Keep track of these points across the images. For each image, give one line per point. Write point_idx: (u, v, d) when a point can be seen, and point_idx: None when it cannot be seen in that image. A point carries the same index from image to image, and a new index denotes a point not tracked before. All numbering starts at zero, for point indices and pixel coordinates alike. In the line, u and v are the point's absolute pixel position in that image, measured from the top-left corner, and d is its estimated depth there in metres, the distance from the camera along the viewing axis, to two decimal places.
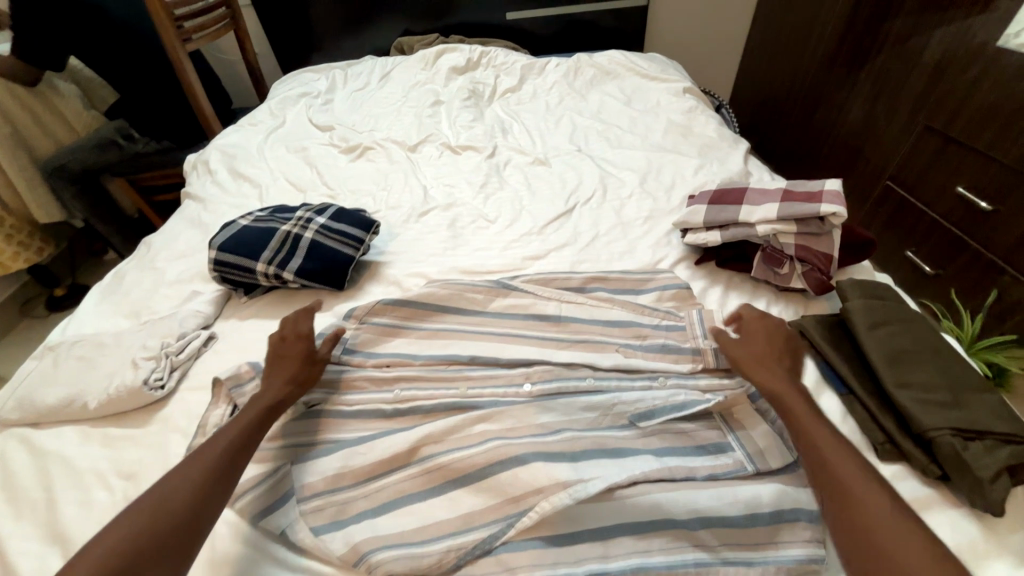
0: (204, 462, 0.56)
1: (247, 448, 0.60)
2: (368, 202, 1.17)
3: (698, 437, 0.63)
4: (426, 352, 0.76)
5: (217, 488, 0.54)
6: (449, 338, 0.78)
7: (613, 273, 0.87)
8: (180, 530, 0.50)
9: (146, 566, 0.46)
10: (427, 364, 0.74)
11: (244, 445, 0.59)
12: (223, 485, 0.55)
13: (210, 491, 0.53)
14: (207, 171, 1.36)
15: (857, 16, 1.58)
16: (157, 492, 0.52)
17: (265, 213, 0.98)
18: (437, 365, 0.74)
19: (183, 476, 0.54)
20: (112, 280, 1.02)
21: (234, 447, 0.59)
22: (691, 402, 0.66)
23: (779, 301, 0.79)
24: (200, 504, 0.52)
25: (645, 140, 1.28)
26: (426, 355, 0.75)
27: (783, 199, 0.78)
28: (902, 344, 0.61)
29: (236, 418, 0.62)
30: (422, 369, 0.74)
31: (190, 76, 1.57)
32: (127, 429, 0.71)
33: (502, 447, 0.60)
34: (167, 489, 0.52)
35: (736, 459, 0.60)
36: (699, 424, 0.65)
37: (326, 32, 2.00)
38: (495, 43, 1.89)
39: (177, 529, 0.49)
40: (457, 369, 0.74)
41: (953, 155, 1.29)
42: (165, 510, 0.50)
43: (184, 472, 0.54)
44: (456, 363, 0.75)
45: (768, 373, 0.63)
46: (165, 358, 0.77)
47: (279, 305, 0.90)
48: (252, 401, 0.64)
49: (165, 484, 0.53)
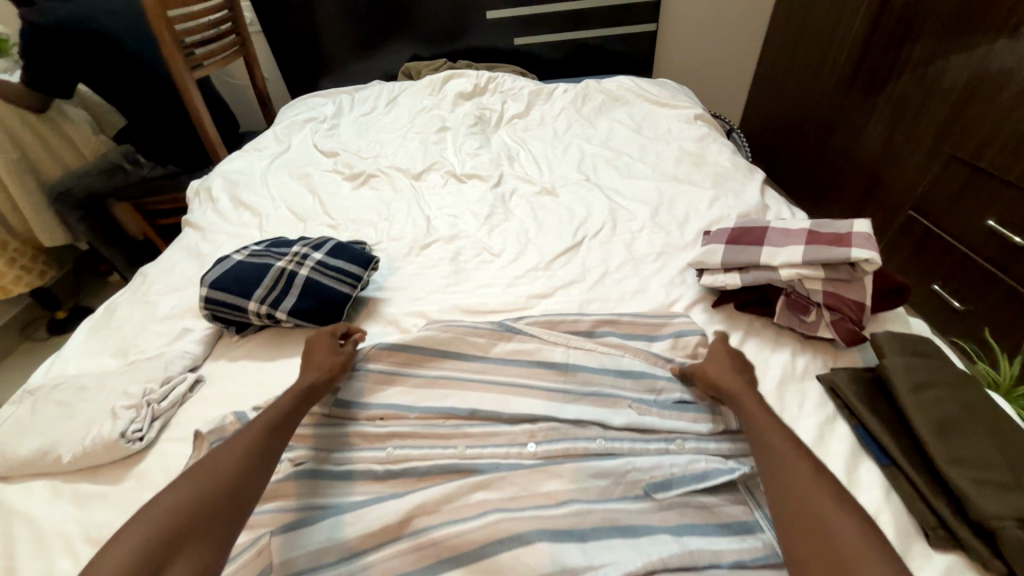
0: (239, 453, 0.57)
1: (279, 439, 0.62)
2: (369, 233, 1.14)
3: (723, 514, 0.58)
4: (422, 405, 0.71)
5: (254, 478, 0.56)
6: (447, 388, 0.73)
7: (623, 316, 0.82)
8: (217, 517, 0.51)
9: (199, 527, 0.49)
10: (422, 419, 0.70)
11: (274, 437, 0.61)
12: (258, 475, 0.56)
13: (248, 481, 0.55)
14: (209, 198, 1.34)
15: (874, 41, 1.54)
16: (194, 478, 0.53)
17: (261, 247, 0.94)
18: (435, 418, 0.70)
19: (222, 460, 0.56)
20: (102, 314, 0.98)
21: (265, 439, 0.60)
22: (713, 471, 0.61)
23: (804, 351, 0.73)
24: (237, 492, 0.54)
25: (656, 169, 1.24)
26: (422, 408, 0.71)
27: (807, 241, 0.73)
28: (950, 409, 0.55)
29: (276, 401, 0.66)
30: (417, 424, 0.69)
31: (198, 104, 1.58)
32: (102, 486, 0.66)
33: (501, 522, 0.55)
34: (204, 476, 0.54)
35: (766, 543, 0.55)
36: (722, 497, 0.60)
37: (334, 58, 2.01)
38: (503, 68, 1.88)
39: (216, 516, 0.51)
40: (454, 423, 0.69)
41: (982, 185, 1.23)
42: (204, 496, 0.52)
43: (230, 446, 0.58)
44: (453, 418, 0.70)
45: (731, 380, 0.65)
46: (146, 407, 0.72)
47: (272, 345, 0.86)
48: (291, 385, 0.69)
49: (201, 470, 0.54)
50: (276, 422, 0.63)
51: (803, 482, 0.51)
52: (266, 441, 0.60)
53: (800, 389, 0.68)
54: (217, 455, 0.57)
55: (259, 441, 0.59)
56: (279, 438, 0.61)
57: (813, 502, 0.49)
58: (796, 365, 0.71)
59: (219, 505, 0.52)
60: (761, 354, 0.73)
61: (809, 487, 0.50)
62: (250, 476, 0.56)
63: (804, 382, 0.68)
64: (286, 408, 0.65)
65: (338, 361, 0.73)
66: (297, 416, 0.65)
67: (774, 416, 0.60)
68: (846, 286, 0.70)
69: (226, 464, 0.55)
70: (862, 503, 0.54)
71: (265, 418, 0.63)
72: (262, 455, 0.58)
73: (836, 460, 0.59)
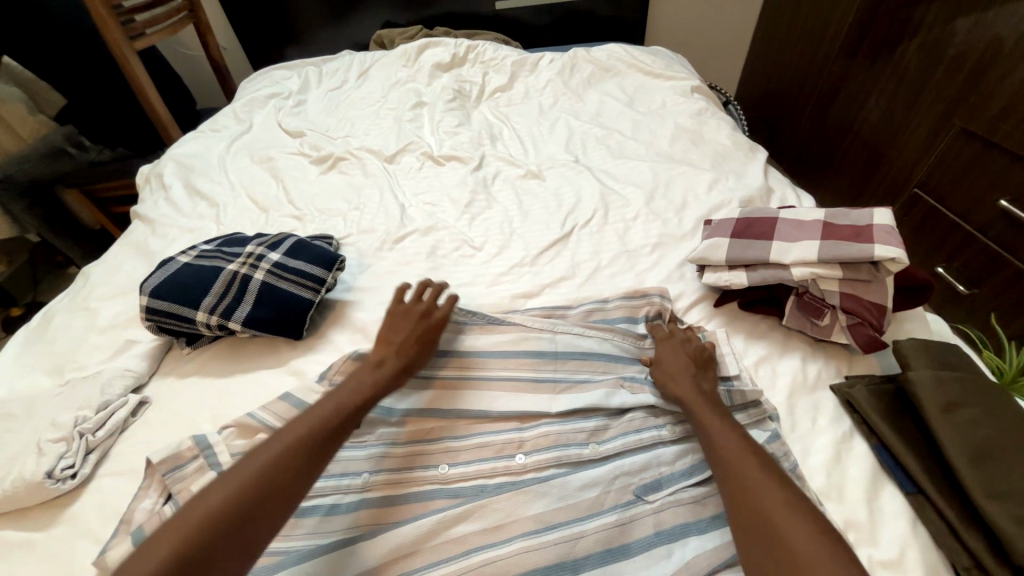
0: (290, 446, 0.51)
1: (318, 463, 0.51)
2: (338, 224, 1.03)
3: (713, 506, 0.55)
4: (404, 406, 0.64)
5: (304, 474, 0.50)
6: (432, 388, 0.66)
7: (616, 320, 0.74)
8: (257, 520, 0.46)
9: (243, 528, 0.45)
10: (403, 420, 0.64)
11: (304, 455, 0.51)
12: (288, 490, 0.48)
13: (293, 485, 0.49)
14: (160, 185, 1.20)
15: (884, 3, 1.43)
16: (240, 477, 0.48)
17: (211, 246, 0.84)
18: (420, 418, 0.64)
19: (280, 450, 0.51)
20: (37, 324, 0.87)
21: (298, 457, 0.51)
22: (700, 462, 0.58)
23: (816, 356, 0.67)
24: (246, 526, 0.45)
25: (651, 148, 1.14)
26: (401, 408, 0.64)
27: (822, 236, 0.66)
28: (985, 433, 0.49)
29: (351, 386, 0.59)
30: (396, 427, 0.63)
31: (142, 78, 1.42)
32: (30, 533, 0.58)
33: (486, 565, 0.49)
34: (261, 466, 0.49)
35: None
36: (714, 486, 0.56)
37: (299, 25, 1.83)
38: (484, 35, 1.73)
39: (256, 516, 0.46)
40: (437, 425, 0.64)
41: (993, 161, 1.17)
42: (246, 496, 0.46)
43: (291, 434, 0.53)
44: (435, 420, 0.64)
45: (683, 385, 0.60)
46: (79, 439, 0.63)
47: (227, 358, 0.77)
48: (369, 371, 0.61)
49: (263, 453, 0.50)
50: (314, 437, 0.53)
51: (761, 497, 0.46)
52: (330, 433, 0.54)
53: (812, 401, 0.62)
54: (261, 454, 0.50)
55: (321, 433, 0.54)
56: (344, 429, 0.55)
57: (768, 512, 0.45)
58: (807, 374, 0.64)
59: (244, 523, 0.45)
60: (768, 361, 0.67)
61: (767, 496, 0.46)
62: (266, 506, 0.47)
63: (817, 393, 0.62)
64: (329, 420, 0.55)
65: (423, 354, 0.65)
66: (341, 428, 0.55)
67: (730, 422, 0.55)
68: (867, 287, 0.63)
69: (285, 454, 0.50)
70: (886, 536, 0.49)
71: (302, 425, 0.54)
72: (294, 475, 0.49)
73: (854, 487, 0.53)
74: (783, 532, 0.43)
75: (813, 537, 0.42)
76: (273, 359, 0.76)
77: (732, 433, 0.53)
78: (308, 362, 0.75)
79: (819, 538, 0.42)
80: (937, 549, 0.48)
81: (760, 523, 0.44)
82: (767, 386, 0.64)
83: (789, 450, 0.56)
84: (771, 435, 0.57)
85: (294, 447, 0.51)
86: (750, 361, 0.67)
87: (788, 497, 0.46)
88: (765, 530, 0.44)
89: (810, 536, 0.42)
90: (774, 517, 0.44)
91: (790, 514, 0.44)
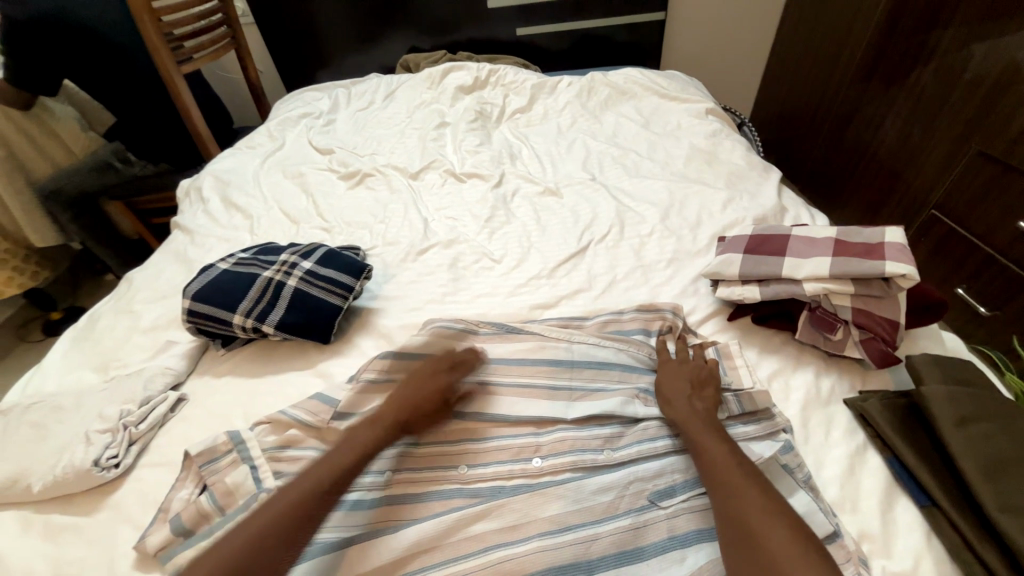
0: (310, 487, 0.55)
1: (286, 548, 0.50)
2: (364, 236, 1.08)
3: None
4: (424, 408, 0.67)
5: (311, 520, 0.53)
6: None
7: (631, 332, 0.76)
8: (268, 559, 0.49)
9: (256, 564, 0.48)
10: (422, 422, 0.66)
11: (295, 517, 0.52)
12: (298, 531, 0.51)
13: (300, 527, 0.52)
14: (199, 198, 1.28)
15: (897, 29, 1.46)
16: (264, 513, 0.52)
17: (248, 255, 0.89)
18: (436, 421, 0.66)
19: (300, 487, 0.55)
20: (85, 324, 0.94)
21: (241, 563, 0.48)
22: None
23: (830, 371, 0.68)
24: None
25: (666, 167, 1.18)
26: None
27: (834, 253, 0.68)
28: (998, 450, 0.49)
29: (367, 429, 0.62)
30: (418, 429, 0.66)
31: (187, 100, 1.52)
32: (73, 517, 0.62)
33: (503, 562, 0.51)
34: (279, 507, 0.53)
35: None
36: None
37: (331, 51, 1.94)
38: (505, 60, 1.81)
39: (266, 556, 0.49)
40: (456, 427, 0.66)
41: (1011, 183, 1.17)
42: (266, 535, 0.50)
43: (311, 475, 0.56)
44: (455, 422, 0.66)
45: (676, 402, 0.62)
46: (123, 431, 0.68)
47: (258, 360, 0.82)
48: (381, 420, 0.63)
49: (284, 494, 0.54)
50: (261, 540, 0.50)
51: (745, 509, 0.48)
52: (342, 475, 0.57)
53: (826, 415, 0.62)
54: (284, 495, 0.54)
55: (337, 476, 0.57)
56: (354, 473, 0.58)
57: (751, 522, 0.47)
58: (820, 388, 0.65)
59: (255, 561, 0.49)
60: (782, 375, 0.68)
61: (751, 505, 0.48)
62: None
63: (830, 407, 0.63)
64: (279, 515, 0.52)
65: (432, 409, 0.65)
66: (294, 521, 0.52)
67: (724, 438, 0.57)
68: (879, 303, 0.65)
69: (301, 495, 0.54)
70: (899, 549, 0.50)
71: (274, 508, 0.53)
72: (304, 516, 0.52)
73: (867, 499, 0.54)
74: (764, 541, 0.45)
75: (789, 538, 0.44)
76: (302, 362, 0.80)
77: (725, 447, 0.55)
78: (334, 365, 0.79)
79: (793, 539, 0.44)
80: (953, 563, 0.48)
81: (743, 533, 0.46)
82: (780, 399, 0.65)
83: (803, 463, 0.57)
84: (783, 445, 0.57)
85: (294, 503, 0.53)
86: (764, 375, 0.68)
87: (769, 502, 0.48)
88: (749, 539, 0.46)
89: (787, 540, 0.44)
90: (753, 519, 0.47)
91: (767, 516, 0.47)
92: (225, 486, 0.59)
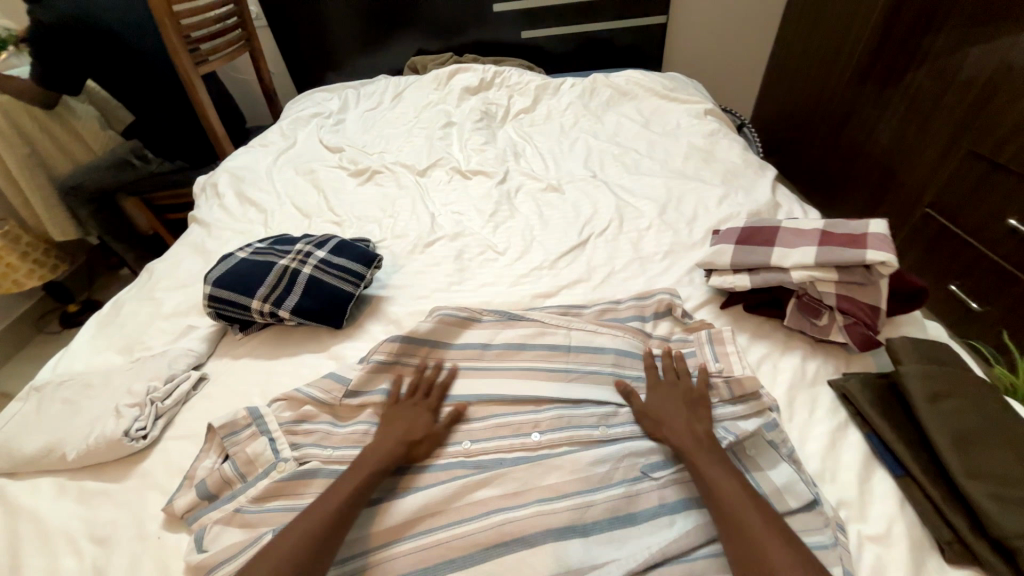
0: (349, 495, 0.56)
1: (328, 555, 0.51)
2: (374, 229, 1.13)
3: None
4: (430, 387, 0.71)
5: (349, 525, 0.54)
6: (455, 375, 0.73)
7: (627, 318, 0.80)
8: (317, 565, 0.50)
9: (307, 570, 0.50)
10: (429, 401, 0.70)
11: (338, 523, 0.54)
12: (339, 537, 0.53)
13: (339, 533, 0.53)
14: (215, 194, 1.33)
15: (892, 33, 1.50)
16: (309, 520, 0.53)
17: (264, 245, 0.94)
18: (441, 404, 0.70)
19: (340, 492, 0.56)
20: (109, 310, 0.99)
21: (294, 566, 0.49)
22: None
23: (816, 355, 0.71)
24: None
25: (665, 165, 1.22)
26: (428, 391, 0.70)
27: (820, 243, 0.71)
28: (968, 423, 0.53)
29: (386, 437, 0.63)
30: None
31: (203, 99, 1.58)
32: (104, 484, 0.67)
33: (503, 525, 0.55)
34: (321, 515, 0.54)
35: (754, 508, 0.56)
36: None
37: (341, 53, 2.00)
38: (509, 62, 1.85)
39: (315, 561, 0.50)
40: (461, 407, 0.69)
41: (1000, 182, 1.20)
42: (313, 541, 0.51)
43: (347, 482, 0.57)
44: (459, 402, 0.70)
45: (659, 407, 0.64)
46: (150, 405, 0.72)
47: (275, 343, 0.86)
48: (387, 434, 0.63)
49: (325, 501, 0.55)
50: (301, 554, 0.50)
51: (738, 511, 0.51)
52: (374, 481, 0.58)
53: (811, 395, 0.66)
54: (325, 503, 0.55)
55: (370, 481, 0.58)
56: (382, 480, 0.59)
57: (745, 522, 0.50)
58: (806, 370, 0.69)
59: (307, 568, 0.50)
60: (770, 358, 0.72)
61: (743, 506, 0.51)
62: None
63: (815, 388, 0.67)
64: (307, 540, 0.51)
65: (431, 424, 0.65)
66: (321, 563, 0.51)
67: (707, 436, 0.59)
68: (862, 290, 0.69)
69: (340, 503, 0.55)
70: (875, 514, 0.54)
71: (318, 515, 0.54)
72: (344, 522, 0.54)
73: (847, 469, 0.58)
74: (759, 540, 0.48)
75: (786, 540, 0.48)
76: (316, 345, 0.85)
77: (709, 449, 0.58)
78: (347, 347, 0.83)
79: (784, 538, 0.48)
80: (924, 527, 0.52)
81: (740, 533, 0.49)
82: (768, 380, 0.69)
83: (786, 438, 0.60)
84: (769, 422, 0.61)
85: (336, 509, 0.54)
86: (753, 359, 0.72)
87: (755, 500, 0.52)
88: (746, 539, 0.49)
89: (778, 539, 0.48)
90: (767, 546, 0.47)
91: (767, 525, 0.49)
92: (247, 455, 0.64)
